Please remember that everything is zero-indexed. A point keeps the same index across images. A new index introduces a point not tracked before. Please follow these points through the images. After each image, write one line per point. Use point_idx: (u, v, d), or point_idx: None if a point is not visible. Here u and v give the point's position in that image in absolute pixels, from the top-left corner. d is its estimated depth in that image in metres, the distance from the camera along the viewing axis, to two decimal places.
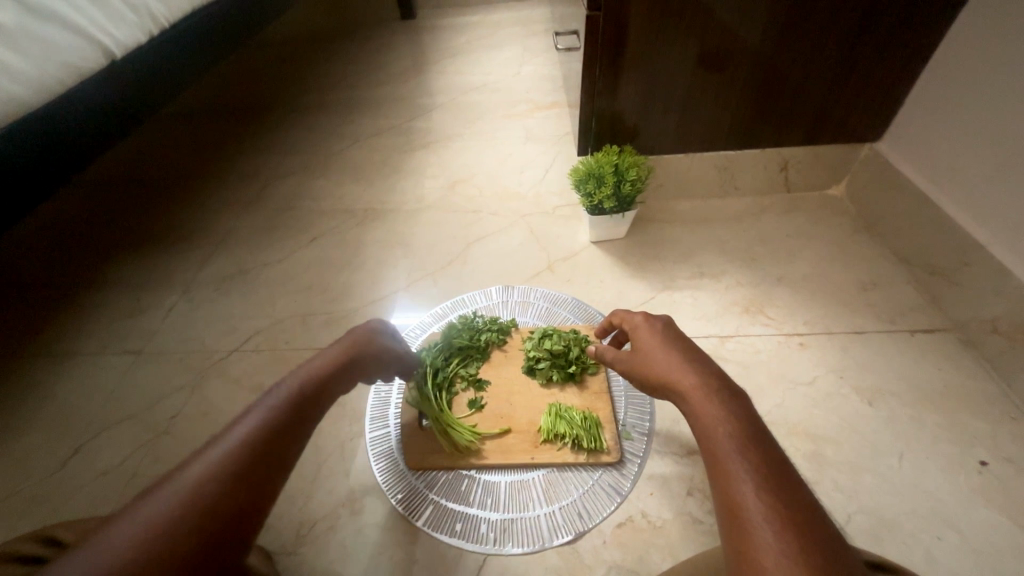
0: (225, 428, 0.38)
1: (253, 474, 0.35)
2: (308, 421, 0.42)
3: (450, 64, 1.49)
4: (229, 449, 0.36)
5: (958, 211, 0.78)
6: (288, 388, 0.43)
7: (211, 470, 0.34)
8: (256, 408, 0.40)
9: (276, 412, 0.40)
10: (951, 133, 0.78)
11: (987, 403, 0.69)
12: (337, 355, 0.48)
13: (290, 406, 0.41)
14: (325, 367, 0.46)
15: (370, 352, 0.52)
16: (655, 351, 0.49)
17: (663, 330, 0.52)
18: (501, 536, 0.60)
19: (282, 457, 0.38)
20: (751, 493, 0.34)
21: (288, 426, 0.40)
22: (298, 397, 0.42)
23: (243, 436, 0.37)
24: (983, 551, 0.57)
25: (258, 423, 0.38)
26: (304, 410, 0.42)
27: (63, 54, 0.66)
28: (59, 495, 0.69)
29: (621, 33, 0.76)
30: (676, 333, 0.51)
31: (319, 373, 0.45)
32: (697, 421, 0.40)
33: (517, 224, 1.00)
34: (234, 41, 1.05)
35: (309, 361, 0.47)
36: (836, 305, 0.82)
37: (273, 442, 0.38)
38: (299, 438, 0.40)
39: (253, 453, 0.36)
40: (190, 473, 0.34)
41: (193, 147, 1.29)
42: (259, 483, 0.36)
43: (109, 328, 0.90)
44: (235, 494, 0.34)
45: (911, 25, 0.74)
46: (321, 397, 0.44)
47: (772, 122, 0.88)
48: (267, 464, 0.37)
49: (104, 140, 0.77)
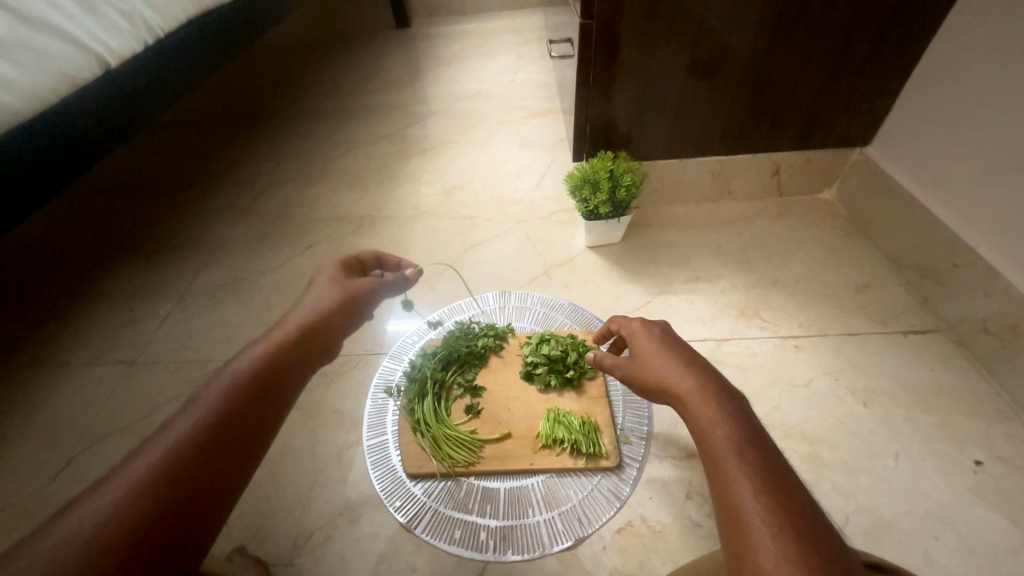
0: (184, 410, 0.38)
1: (212, 465, 0.35)
2: (275, 404, 0.41)
3: (444, 71, 1.50)
4: (192, 431, 0.36)
5: (948, 213, 0.79)
6: (243, 367, 0.42)
7: (164, 459, 0.34)
8: (206, 394, 0.39)
9: (235, 394, 0.39)
10: (938, 138, 0.79)
11: (980, 402, 0.70)
12: (301, 326, 0.47)
13: (250, 388, 0.40)
14: (285, 339, 0.45)
15: (337, 309, 0.51)
16: (655, 353, 0.49)
17: (663, 335, 0.52)
18: (501, 543, 0.60)
19: (251, 443, 0.38)
20: (749, 494, 0.34)
21: (256, 412, 0.40)
22: (268, 378, 0.42)
23: (198, 422, 0.37)
24: (980, 551, 0.58)
25: (213, 409, 0.38)
26: (270, 393, 0.41)
27: (57, 64, 0.66)
28: (50, 509, 0.68)
29: (614, 42, 0.77)
30: (677, 339, 0.51)
31: (289, 349, 0.45)
32: (694, 425, 0.41)
33: (513, 229, 1.01)
34: (229, 50, 1.05)
35: (268, 335, 0.46)
36: (830, 307, 0.83)
37: (233, 432, 0.38)
38: (269, 426, 0.40)
39: (212, 442, 0.36)
40: (141, 463, 0.33)
41: (188, 155, 1.29)
42: (220, 473, 0.36)
43: (102, 338, 0.89)
44: (192, 484, 0.34)
45: (897, 33, 0.76)
46: (287, 374, 0.43)
47: (764, 127, 0.89)
48: (229, 453, 0.37)
49: (98, 149, 0.77)
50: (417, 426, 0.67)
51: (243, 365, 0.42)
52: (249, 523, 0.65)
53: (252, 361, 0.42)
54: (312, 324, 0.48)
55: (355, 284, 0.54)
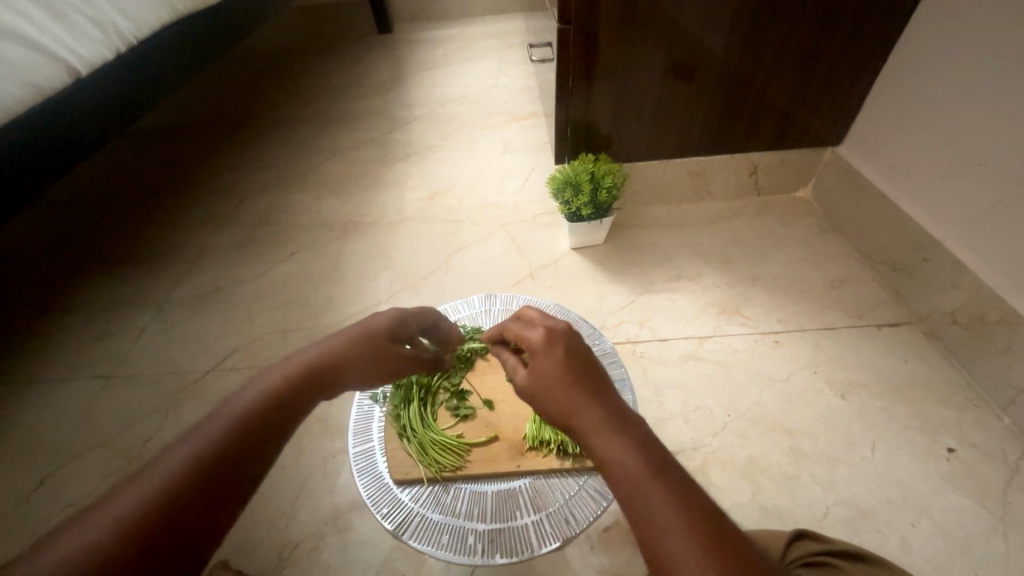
0: (192, 430, 0.37)
1: (200, 507, 0.34)
2: (273, 443, 0.40)
3: (427, 76, 1.51)
4: (195, 454, 0.36)
5: (915, 209, 0.82)
6: (255, 398, 0.41)
7: (161, 484, 0.33)
8: (214, 421, 0.38)
9: (245, 419, 0.39)
10: (905, 137, 0.82)
11: (951, 391, 0.73)
12: (314, 363, 0.45)
13: (255, 423, 0.39)
14: (302, 370, 0.44)
15: (357, 352, 0.48)
16: (554, 370, 0.44)
17: (564, 343, 0.46)
18: (489, 547, 0.60)
19: (251, 471, 0.37)
20: (673, 538, 0.33)
21: (259, 440, 0.39)
22: (274, 407, 0.41)
23: (204, 445, 0.36)
24: (954, 535, 0.60)
25: (222, 432, 0.37)
26: (270, 431, 0.40)
27: (23, 72, 0.64)
28: (23, 532, 0.66)
29: (592, 45, 0.78)
30: (577, 348, 0.46)
31: (297, 384, 0.43)
32: (603, 462, 0.38)
33: (498, 232, 1.01)
34: (205, 57, 1.04)
35: (281, 366, 0.44)
36: (808, 303, 0.85)
37: (227, 471, 0.36)
38: (270, 456, 0.39)
39: (204, 481, 0.35)
40: (144, 482, 0.33)
41: (166, 163, 1.27)
42: (205, 517, 0.34)
43: (76, 352, 0.87)
44: (175, 528, 0.32)
45: (863, 37, 0.79)
46: (295, 408, 0.42)
47: (740, 129, 0.91)
48: (228, 480, 0.36)
49: (67, 158, 0.75)
50: (404, 432, 0.67)
51: (256, 395, 0.41)
52: (233, 536, 0.64)
53: (268, 390, 0.42)
54: (332, 360, 0.46)
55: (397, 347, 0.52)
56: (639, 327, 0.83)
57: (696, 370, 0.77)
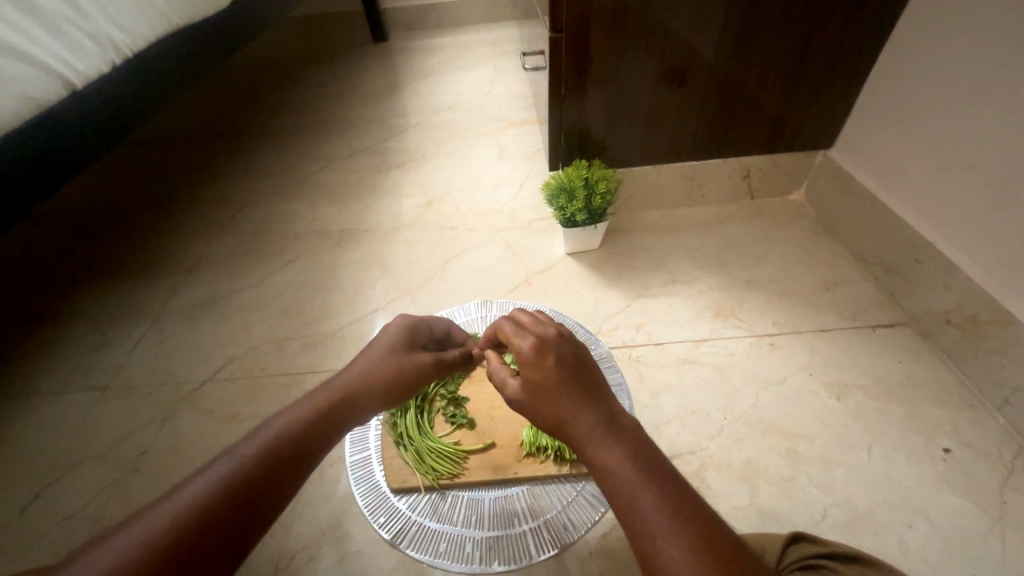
0: (229, 450, 0.39)
1: (226, 527, 0.35)
2: (293, 473, 0.40)
3: (422, 84, 1.52)
4: (228, 473, 0.37)
5: (906, 211, 0.83)
6: (280, 428, 0.42)
7: (196, 500, 0.35)
8: (249, 443, 0.40)
9: (276, 441, 0.41)
10: (896, 140, 0.83)
11: (946, 392, 0.73)
12: (338, 389, 0.47)
13: (280, 449, 0.41)
14: (330, 398, 0.46)
15: (381, 376, 0.50)
16: (544, 378, 0.44)
17: (554, 352, 0.46)
18: (487, 555, 0.59)
19: (275, 493, 0.38)
20: (665, 541, 0.33)
21: (286, 462, 0.40)
22: (301, 432, 0.43)
23: (238, 466, 0.38)
24: (950, 536, 0.60)
25: (256, 452, 0.39)
26: (290, 463, 0.40)
27: (21, 87, 0.65)
28: (16, 546, 0.66)
29: (585, 52, 0.79)
30: (569, 355, 0.46)
31: (321, 409, 0.45)
32: (597, 467, 0.39)
33: (494, 238, 1.02)
34: (202, 69, 1.05)
35: (312, 394, 0.46)
36: (803, 305, 0.85)
37: (253, 497, 0.37)
38: (294, 479, 0.40)
39: (230, 505, 0.36)
40: (179, 498, 0.35)
41: (163, 174, 1.27)
42: (221, 544, 0.34)
43: (72, 364, 0.87)
44: (197, 549, 0.33)
45: (850, 42, 0.80)
46: (320, 435, 0.44)
47: (733, 133, 0.92)
48: (255, 500, 0.37)
49: (64, 169, 0.75)
50: (401, 441, 0.67)
51: (287, 420, 0.43)
52: None
53: (296, 417, 0.43)
54: (357, 385, 0.48)
55: (416, 361, 0.53)
56: (635, 330, 0.83)
57: (694, 373, 0.77)
